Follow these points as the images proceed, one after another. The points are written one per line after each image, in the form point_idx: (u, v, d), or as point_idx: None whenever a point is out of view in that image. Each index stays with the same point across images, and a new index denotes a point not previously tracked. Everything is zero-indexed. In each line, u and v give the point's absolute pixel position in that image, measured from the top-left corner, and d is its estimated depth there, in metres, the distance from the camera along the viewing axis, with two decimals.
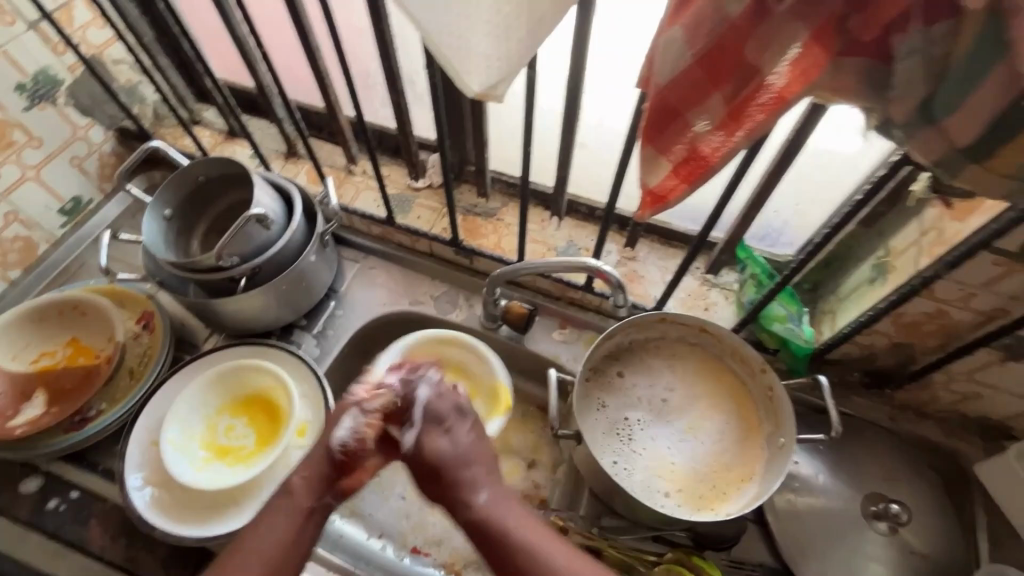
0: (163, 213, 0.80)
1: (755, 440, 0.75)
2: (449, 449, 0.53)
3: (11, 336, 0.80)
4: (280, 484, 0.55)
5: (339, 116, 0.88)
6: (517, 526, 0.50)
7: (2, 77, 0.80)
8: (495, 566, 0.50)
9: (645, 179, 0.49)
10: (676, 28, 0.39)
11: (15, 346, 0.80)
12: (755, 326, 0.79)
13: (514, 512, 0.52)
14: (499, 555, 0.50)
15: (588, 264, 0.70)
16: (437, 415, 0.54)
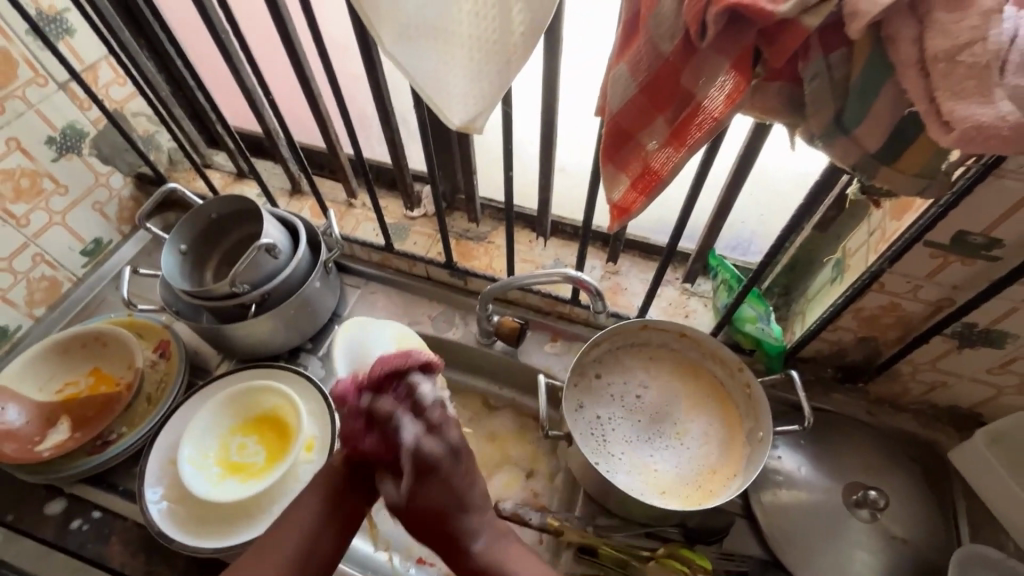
0: (180, 247, 0.88)
1: (735, 437, 0.80)
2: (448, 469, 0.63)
3: (39, 367, 0.86)
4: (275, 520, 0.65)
5: (339, 154, 0.96)
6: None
7: (35, 132, 0.88)
8: None
9: (610, 194, 0.56)
10: (621, 65, 0.47)
11: (42, 377, 0.86)
12: (731, 329, 0.85)
13: (515, 561, 0.62)
14: None
15: (570, 275, 0.76)
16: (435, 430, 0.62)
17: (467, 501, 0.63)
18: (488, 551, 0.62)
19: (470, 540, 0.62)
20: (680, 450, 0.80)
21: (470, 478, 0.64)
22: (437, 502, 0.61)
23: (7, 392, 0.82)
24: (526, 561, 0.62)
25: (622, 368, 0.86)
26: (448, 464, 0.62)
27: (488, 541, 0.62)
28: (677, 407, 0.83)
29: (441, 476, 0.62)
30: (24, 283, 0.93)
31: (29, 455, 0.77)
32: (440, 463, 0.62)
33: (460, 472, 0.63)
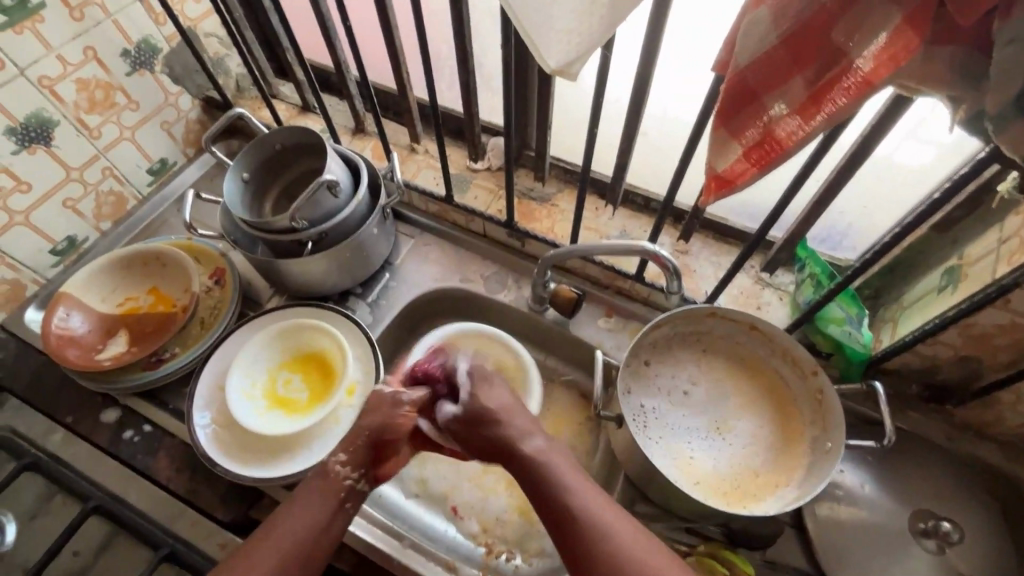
0: (242, 175, 0.86)
1: (792, 444, 0.75)
2: (485, 396, 0.64)
3: (102, 279, 0.87)
4: (319, 467, 0.62)
5: (409, 95, 0.91)
6: (586, 496, 0.54)
7: (111, 43, 0.87)
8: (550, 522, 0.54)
9: (715, 163, 0.50)
10: (761, 9, 0.40)
11: (104, 289, 0.87)
12: (810, 328, 0.77)
13: (576, 478, 0.56)
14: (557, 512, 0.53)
15: (646, 247, 0.70)
16: (482, 375, 0.67)
17: (509, 411, 0.62)
18: (536, 447, 0.58)
19: (521, 441, 0.59)
20: (731, 450, 0.76)
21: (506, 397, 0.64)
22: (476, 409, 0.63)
23: (70, 299, 0.84)
24: (579, 477, 0.56)
25: (681, 355, 0.81)
26: (481, 387, 0.65)
27: (533, 437, 0.60)
28: (731, 403, 0.79)
29: (490, 389, 0.65)
30: (93, 196, 0.94)
31: (89, 362, 0.79)
32: (489, 383, 0.66)
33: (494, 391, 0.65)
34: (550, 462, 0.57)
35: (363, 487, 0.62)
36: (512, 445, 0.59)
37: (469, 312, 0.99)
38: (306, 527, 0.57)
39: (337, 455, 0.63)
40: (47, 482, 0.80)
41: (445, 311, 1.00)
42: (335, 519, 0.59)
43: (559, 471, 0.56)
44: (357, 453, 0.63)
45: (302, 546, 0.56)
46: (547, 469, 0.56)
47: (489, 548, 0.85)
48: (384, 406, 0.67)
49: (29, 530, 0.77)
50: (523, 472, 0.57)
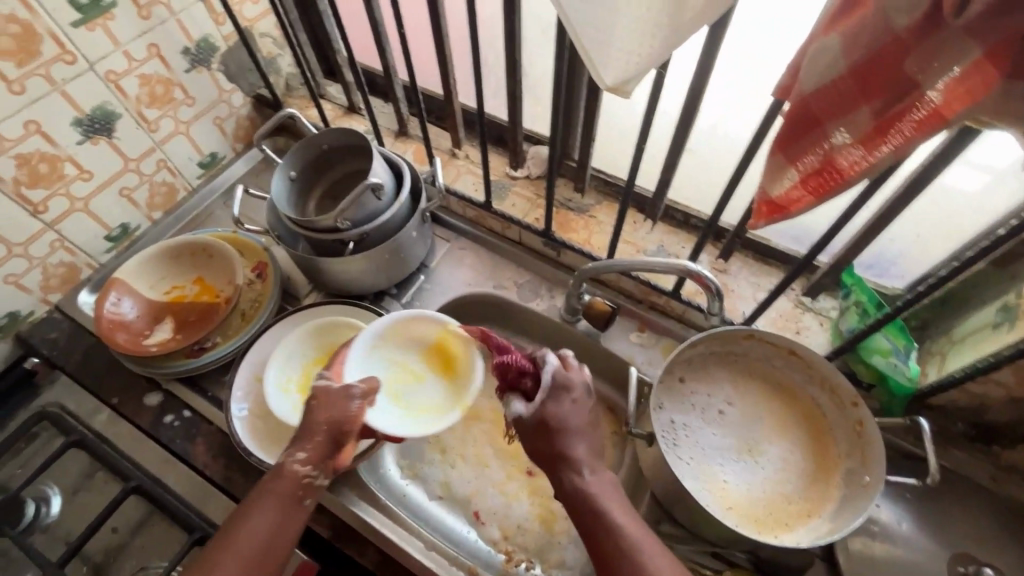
0: (290, 174, 0.88)
1: (829, 474, 0.73)
2: (570, 413, 0.65)
3: (152, 266, 0.91)
4: (274, 467, 0.64)
5: (454, 102, 0.92)
6: (628, 529, 0.59)
7: (174, 41, 0.90)
8: (589, 539, 0.61)
9: (769, 188, 0.49)
10: (832, 36, 0.39)
11: (153, 277, 0.91)
12: (852, 356, 0.74)
13: (622, 512, 0.61)
14: (597, 535, 0.60)
15: (688, 266, 0.69)
16: (563, 386, 0.66)
17: (574, 435, 0.64)
18: (588, 481, 0.62)
19: (575, 473, 0.63)
20: (767, 475, 0.74)
21: (575, 411, 0.65)
22: (552, 423, 0.64)
23: (122, 283, 0.87)
24: (626, 513, 0.61)
25: (716, 375, 0.80)
26: (558, 398, 0.65)
27: (589, 467, 0.63)
28: (765, 428, 0.77)
29: (567, 404, 0.65)
30: (147, 186, 0.98)
31: (137, 346, 0.83)
32: (571, 396, 0.66)
33: (568, 403, 0.65)
34: (601, 500, 0.61)
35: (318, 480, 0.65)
36: (568, 474, 0.63)
37: (500, 318, 1.00)
38: (267, 528, 0.60)
39: (295, 452, 0.64)
40: (90, 459, 0.83)
41: (477, 315, 1.01)
42: (294, 515, 0.62)
43: (608, 506, 0.61)
44: (316, 450, 0.65)
45: (261, 545, 0.59)
46: (596, 502, 0.61)
47: (509, 555, 0.85)
48: (336, 400, 0.68)
49: (71, 504, 0.80)
50: (574, 501, 0.62)
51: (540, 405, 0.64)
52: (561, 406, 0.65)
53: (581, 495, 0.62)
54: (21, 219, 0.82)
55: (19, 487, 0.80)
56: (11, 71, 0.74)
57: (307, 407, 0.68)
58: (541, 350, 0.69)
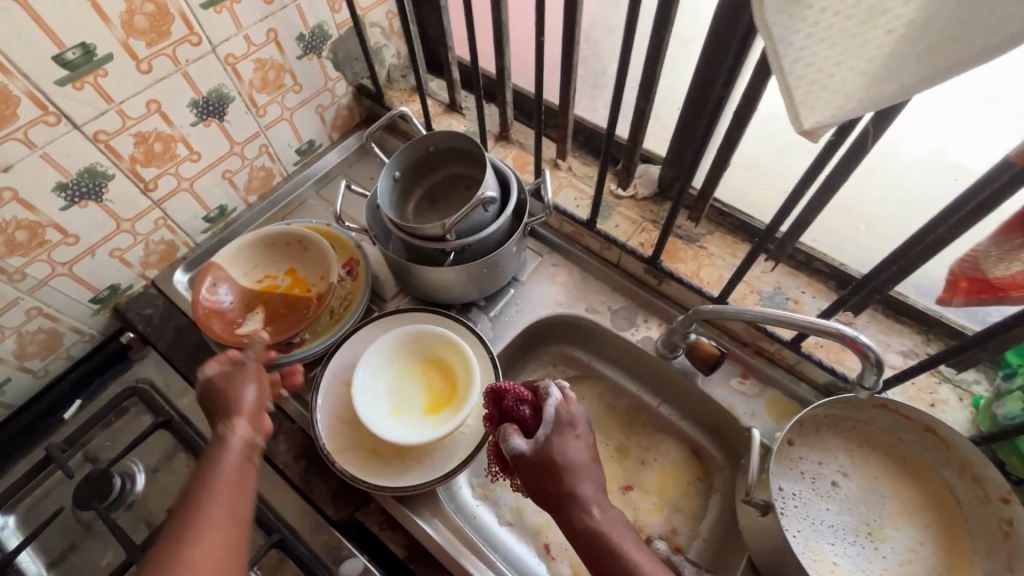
0: (394, 174, 0.85)
1: (962, 574, 0.65)
2: (578, 451, 0.64)
3: (248, 252, 0.90)
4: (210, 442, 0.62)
5: (569, 112, 0.87)
6: (646, 568, 0.59)
7: (291, 27, 0.88)
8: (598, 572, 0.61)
9: (991, 269, 0.42)
10: None
11: (248, 264, 0.90)
12: (1006, 446, 0.66)
13: (635, 549, 0.60)
14: (610, 569, 0.60)
15: (839, 329, 0.61)
16: (569, 422, 0.65)
17: (580, 475, 0.63)
18: (597, 519, 0.62)
19: (583, 511, 0.62)
20: (886, 565, 0.67)
21: (581, 449, 0.65)
22: (556, 461, 0.62)
23: (219, 268, 0.87)
24: (644, 553, 0.61)
25: (833, 443, 0.73)
26: (556, 434, 0.64)
27: (597, 504, 0.63)
28: (887, 509, 0.70)
29: (574, 440, 0.64)
30: (247, 170, 0.97)
31: (231, 335, 0.83)
32: (575, 432, 0.65)
33: (573, 440, 0.64)
34: (614, 537, 0.61)
35: (258, 440, 0.65)
36: (577, 514, 0.62)
37: (587, 342, 0.96)
38: (222, 493, 0.58)
39: (228, 427, 0.63)
40: (174, 440, 0.83)
41: (561, 336, 0.97)
42: (246, 475, 0.61)
43: (620, 544, 0.60)
44: (253, 418, 0.65)
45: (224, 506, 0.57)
46: (608, 541, 0.60)
47: None
48: (244, 374, 0.68)
49: (153, 483, 0.81)
50: (584, 540, 0.61)
51: (542, 438, 0.63)
52: (567, 449, 0.63)
53: (592, 536, 0.61)
54: (131, 196, 0.83)
55: (107, 460, 0.82)
56: (141, 49, 0.73)
57: (223, 381, 0.68)
58: (542, 381, 0.68)
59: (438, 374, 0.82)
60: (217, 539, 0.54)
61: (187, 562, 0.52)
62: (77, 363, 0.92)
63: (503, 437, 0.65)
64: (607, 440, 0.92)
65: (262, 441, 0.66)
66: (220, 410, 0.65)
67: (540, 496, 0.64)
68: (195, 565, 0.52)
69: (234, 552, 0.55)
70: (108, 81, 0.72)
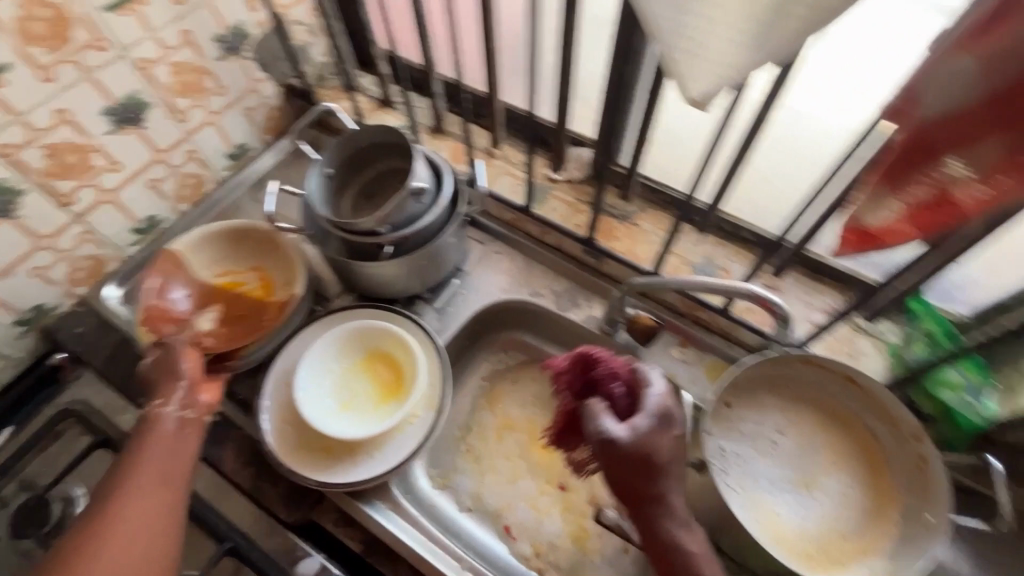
0: (326, 171, 0.85)
1: (886, 510, 0.70)
2: (671, 450, 0.60)
3: (206, 240, 0.87)
4: (143, 417, 0.66)
5: (496, 100, 0.88)
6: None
7: (206, 27, 0.86)
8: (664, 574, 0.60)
9: (864, 217, 0.46)
10: (968, 58, 0.34)
11: (208, 256, 0.88)
12: (916, 389, 0.71)
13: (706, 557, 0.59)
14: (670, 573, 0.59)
15: (749, 289, 0.66)
16: (670, 419, 0.61)
17: (670, 476, 0.59)
18: (682, 527, 0.59)
19: (666, 513, 0.59)
20: (819, 510, 0.71)
21: (678, 449, 0.61)
22: (654, 454, 0.58)
23: (172, 251, 0.84)
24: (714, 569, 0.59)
25: (769, 402, 0.76)
26: (659, 428, 0.60)
27: (681, 511, 0.60)
28: (819, 458, 0.74)
29: (671, 438, 0.60)
30: (175, 177, 0.95)
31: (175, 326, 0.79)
32: (673, 431, 0.61)
33: (671, 439, 0.60)
34: (693, 553, 0.59)
35: (193, 415, 0.68)
36: (660, 518, 0.59)
37: (536, 326, 0.97)
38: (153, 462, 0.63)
39: (159, 405, 0.67)
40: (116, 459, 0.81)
41: (511, 322, 0.98)
42: (181, 445, 0.66)
43: (693, 554, 0.59)
44: (186, 394, 0.69)
45: (155, 474, 0.62)
46: (686, 556, 0.59)
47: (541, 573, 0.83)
48: (174, 358, 0.71)
49: None
50: (656, 545, 0.60)
51: (641, 429, 0.59)
52: (664, 441, 0.59)
53: (665, 543, 0.59)
54: (47, 210, 0.80)
55: (45, 485, 0.79)
56: (41, 57, 0.71)
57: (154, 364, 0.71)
58: (644, 367, 0.67)
59: (382, 364, 0.82)
60: (153, 502, 0.61)
61: (120, 515, 0.59)
62: (6, 390, 0.88)
63: (592, 413, 0.62)
64: None
65: (199, 415, 0.69)
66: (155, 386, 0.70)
67: (620, 488, 0.60)
68: (127, 521, 0.59)
69: (165, 510, 0.61)
70: (8, 90, 0.69)
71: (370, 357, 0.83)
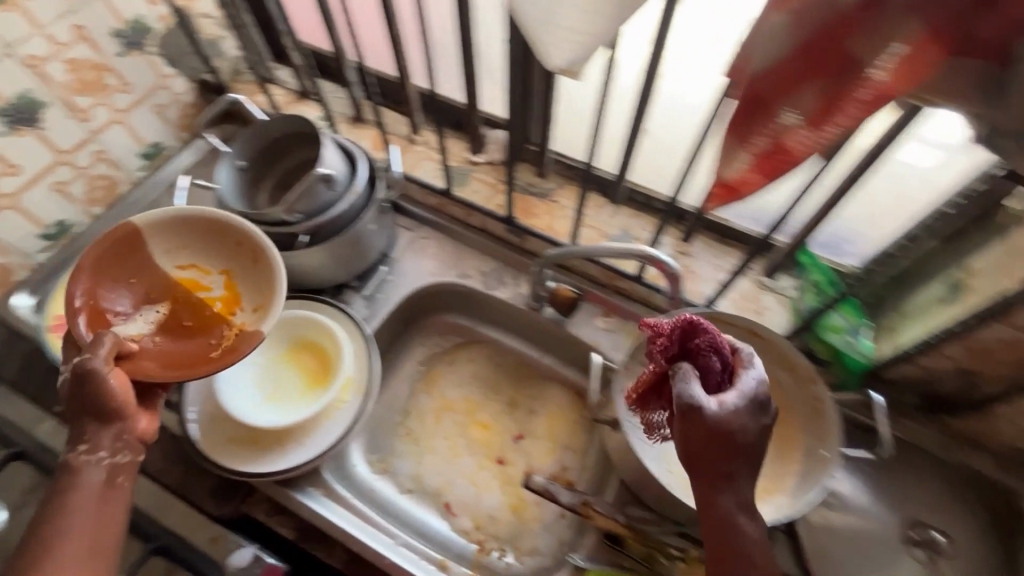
0: (237, 163, 0.84)
1: (790, 451, 0.74)
2: (757, 436, 0.51)
3: (183, 226, 0.69)
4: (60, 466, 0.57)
5: (408, 85, 0.89)
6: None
7: (102, 22, 0.84)
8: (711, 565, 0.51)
9: (722, 170, 0.48)
10: (781, 14, 0.38)
11: (177, 243, 0.69)
12: (809, 335, 0.77)
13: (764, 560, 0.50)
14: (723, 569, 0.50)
15: (646, 252, 0.69)
16: (763, 401, 0.51)
17: (751, 459, 0.51)
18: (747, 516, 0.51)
19: (731, 498, 0.51)
20: None
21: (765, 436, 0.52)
22: (740, 431, 0.49)
23: (138, 235, 0.67)
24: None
25: None
26: (753, 405, 0.51)
27: (746, 503, 0.51)
28: None
29: (760, 423, 0.51)
30: (83, 180, 0.92)
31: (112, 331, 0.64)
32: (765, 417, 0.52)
33: (764, 422, 0.51)
34: (753, 554, 0.50)
35: (129, 458, 0.60)
36: (726, 500, 0.51)
37: (467, 307, 0.99)
38: (76, 529, 0.55)
39: (86, 450, 0.57)
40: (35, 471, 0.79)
41: (444, 305, 1.00)
42: (108, 500, 0.58)
43: (756, 556, 0.50)
44: (118, 432, 0.59)
45: (80, 541, 0.55)
46: (748, 553, 0.50)
47: (481, 545, 0.85)
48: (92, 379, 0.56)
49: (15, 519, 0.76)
50: (717, 531, 0.51)
51: (734, 409, 0.49)
52: (754, 423, 0.50)
53: (722, 531, 0.50)
54: None
55: None
56: None
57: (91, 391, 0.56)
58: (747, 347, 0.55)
59: (306, 354, 0.83)
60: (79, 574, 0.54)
61: None
62: None
63: (681, 375, 0.52)
64: (496, 393, 0.97)
65: (134, 456, 0.60)
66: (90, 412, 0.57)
67: (694, 461, 0.50)
68: None
69: None
70: None
71: (294, 348, 0.83)
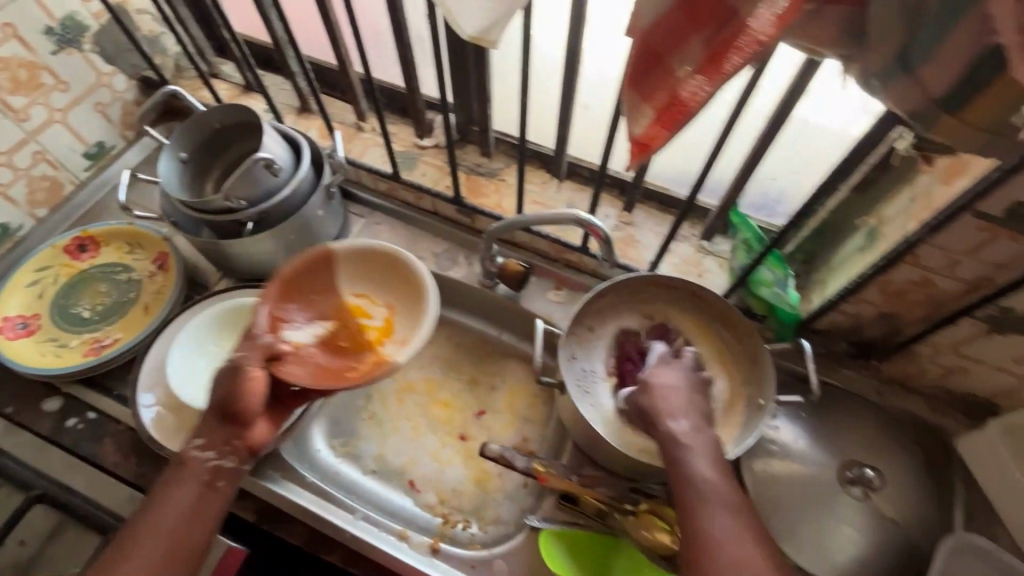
0: (180, 155, 0.85)
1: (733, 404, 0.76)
2: (676, 372, 0.61)
3: (367, 260, 0.85)
4: (174, 460, 0.61)
5: (348, 71, 0.90)
6: (709, 480, 0.52)
7: (32, 19, 0.83)
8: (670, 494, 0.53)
9: (632, 128, 0.49)
10: None
11: (355, 274, 0.85)
12: (745, 292, 0.81)
13: (708, 465, 0.53)
14: (677, 487, 0.53)
15: (582, 218, 0.72)
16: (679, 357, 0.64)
17: (675, 387, 0.59)
18: (681, 428, 0.55)
19: (668, 419, 0.56)
20: None
21: (688, 374, 0.60)
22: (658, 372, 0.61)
23: (328, 255, 0.81)
24: (719, 476, 0.52)
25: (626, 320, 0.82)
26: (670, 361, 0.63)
27: (684, 418, 0.56)
28: None
29: (675, 366, 0.61)
30: (24, 181, 0.91)
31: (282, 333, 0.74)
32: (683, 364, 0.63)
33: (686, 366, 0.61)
34: (692, 459, 0.53)
35: (232, 464, 0.62)
36: (659, 421, 0.56)
37: None
38: (164, 527, 0.57)
39: (189, 445, 0.61)
40: None
41: None
42: (203, 499, 0.60)
43: (694, 461, 0.53)
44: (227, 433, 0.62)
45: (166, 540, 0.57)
46: (685, 458, 0.53)
47: (445, 519, 0.86)
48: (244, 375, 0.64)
49: None
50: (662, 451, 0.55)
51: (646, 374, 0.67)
52: (671, 369, 0.61)
53: (665, 446, 0.55)
54: None
55: None
56: None
57: (244, 380, 0.63)
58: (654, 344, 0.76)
59: None
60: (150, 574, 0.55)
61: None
62: None
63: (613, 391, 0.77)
64: (456, 372, 0.98)
65: (238, 464, 0.62)
66: (224, 412, 0.63)
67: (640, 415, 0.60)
68: None
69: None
70: None
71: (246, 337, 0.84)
